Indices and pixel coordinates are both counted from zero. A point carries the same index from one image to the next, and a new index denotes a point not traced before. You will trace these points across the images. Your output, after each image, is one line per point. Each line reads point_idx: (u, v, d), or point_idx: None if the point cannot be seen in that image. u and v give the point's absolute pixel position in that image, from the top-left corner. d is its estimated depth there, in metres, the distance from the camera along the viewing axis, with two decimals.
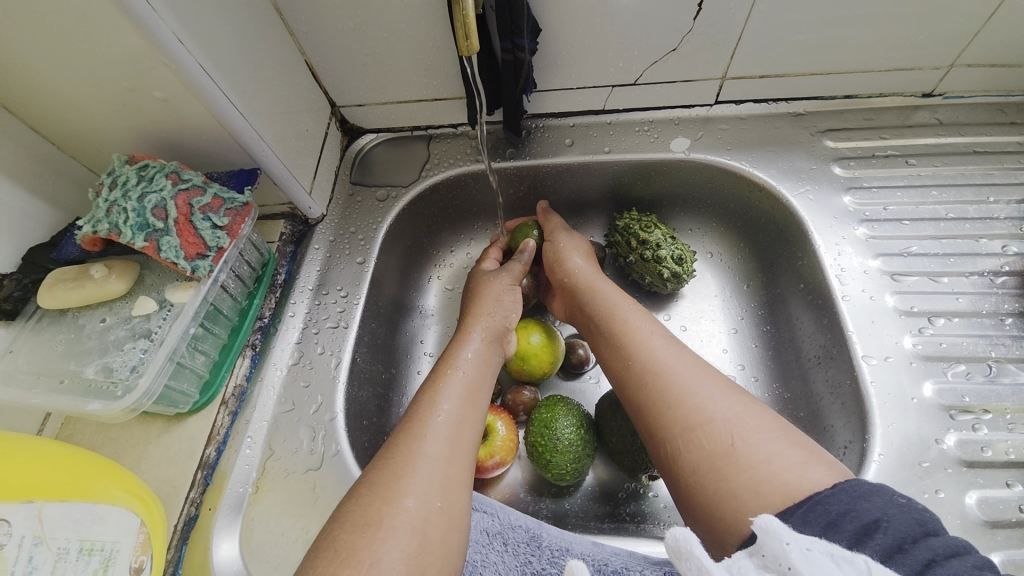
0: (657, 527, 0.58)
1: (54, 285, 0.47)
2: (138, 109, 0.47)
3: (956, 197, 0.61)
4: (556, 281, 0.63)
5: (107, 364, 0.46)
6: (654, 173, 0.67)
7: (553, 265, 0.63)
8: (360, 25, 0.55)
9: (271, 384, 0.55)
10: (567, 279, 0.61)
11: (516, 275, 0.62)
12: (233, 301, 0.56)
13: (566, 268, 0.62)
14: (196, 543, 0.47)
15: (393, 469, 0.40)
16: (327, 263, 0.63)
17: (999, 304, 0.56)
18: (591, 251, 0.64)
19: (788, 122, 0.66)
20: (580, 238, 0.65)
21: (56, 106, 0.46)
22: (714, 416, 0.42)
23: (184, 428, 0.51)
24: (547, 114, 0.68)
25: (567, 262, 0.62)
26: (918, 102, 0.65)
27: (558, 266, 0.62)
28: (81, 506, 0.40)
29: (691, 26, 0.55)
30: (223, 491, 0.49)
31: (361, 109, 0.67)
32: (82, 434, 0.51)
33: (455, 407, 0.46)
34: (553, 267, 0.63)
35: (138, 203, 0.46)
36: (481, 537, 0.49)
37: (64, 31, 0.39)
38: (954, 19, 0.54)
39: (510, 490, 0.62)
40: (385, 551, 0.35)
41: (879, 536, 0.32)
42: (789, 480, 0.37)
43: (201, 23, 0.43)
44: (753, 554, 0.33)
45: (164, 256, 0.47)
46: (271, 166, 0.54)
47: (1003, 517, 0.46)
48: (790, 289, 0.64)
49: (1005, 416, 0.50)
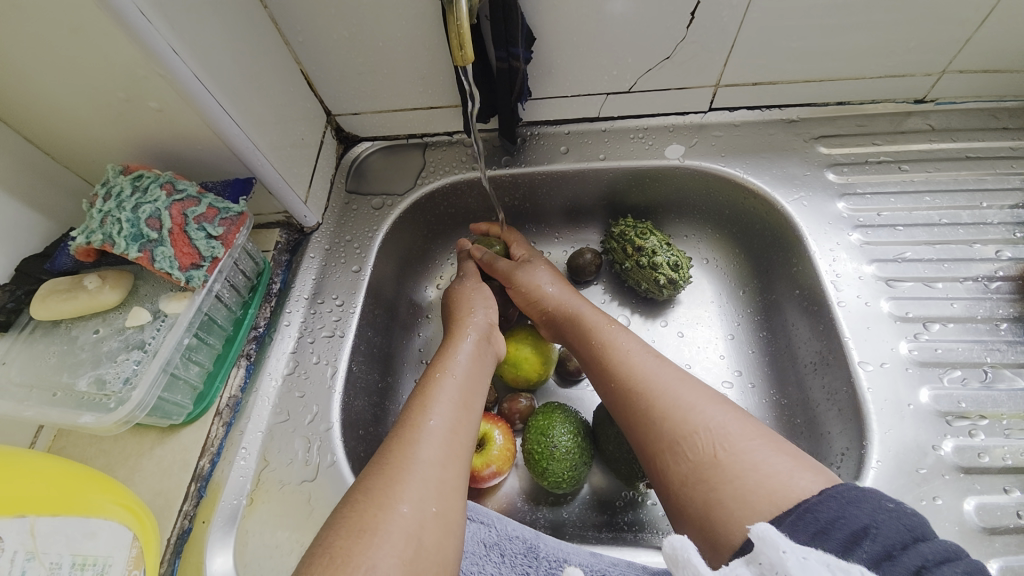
0: (655, 536, 0.57)
1: (47, 296, 0.47)
2: (133, 119, 0.47)
3: (950, 202, 0.61)
4: (534, 315, 0.62)
5: (101, 376, 0.46)
6: (650, 180, 0.68)
7: (527, 306, 0.62)
8: (355, 35, 0.55)
9: (266, 395, 0.55)
10: (544, 314, 0.61)
11: (475, 272, 0.66)
12: (227, 311, 0.56)
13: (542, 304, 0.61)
14: (189, 556, 0.46)
15: (387, 474, 0.40)
16: (322, 271, 0.63)
17: (994, 309, 0.56)
18: (561, 279, 0.63)
19: (782, 129, 0.66)
20: (541, 266, 0.63)
21: (49, 116, 0.46)
22: (700, 425, 0.42)
23: (178, 439, 0.51)
24: (542, 122, 0.68)
25: (540, 300, 0.61)
26: (911, 108, 0.65)
27: (534, 305, 0.61)
28: (73, 521, 0.39)
29: (685, 34, 0.56)
30: (217, 503, 0.49)
31: (357, 118, 0.67)
32: (74, 446, 0.50)
33: (449, 411, 0.46)
34: (528, 307, 0.62)
35: (133, 214, 0.46)
36: (477, 548, 0.48)
37: (58, 42, 0.39)
38: (945, 26, 0.54)
39: (507, 499, 0.61)
40: (380, 557, 0.35)
41: (869, 544, 0.32)
42: (777, 488, 0.37)
43: (196, 33, 0.43)
44: (750, 562, 0.33)
45: (158, 266, 0.46)
46: (265, 174, 0.54)
47: (1001, 523, 0.46)
48: (785, 296, 0.64)
49: (1002, 422, 0.50)
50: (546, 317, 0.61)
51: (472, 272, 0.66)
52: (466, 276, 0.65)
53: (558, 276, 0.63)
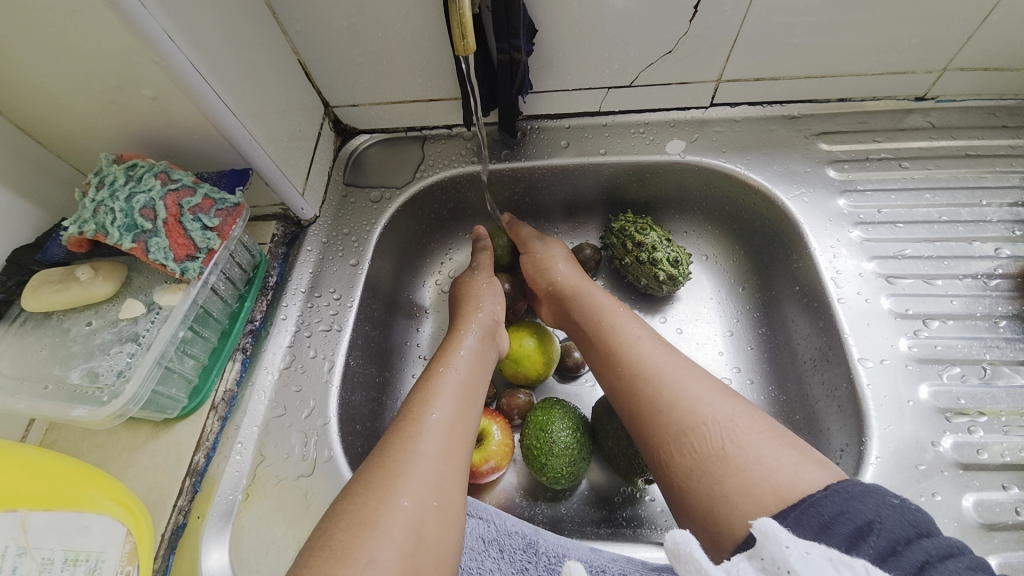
0: (654, 532, 0.57)
1: (39, 287, 0.46)
2: (128, 107, 0.46)
3: (949, 200, 0.61)
4: (542, 289, 0.62)
5: (93, 368, 0.45)
6: (650, 176, 0.67)
7: (537, 275, 0.62)
8: (354, 25, 0.55)
9: (262, 389, 0.54)
10: (551, 287, 0.61)
11: (487, 267, 0.64)
12: (223, 304, 0.55)
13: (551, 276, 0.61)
14: (183, 552, 0.46)
15: (387, 468, 0.39)
16: (320, 265, 0.62)
17: (993, 306, 0.56)
18: (574, 261, 0.63)
19: (783, 125, 0.66)
20: (560, 244, 0.64)
21: (41, 103, 0.45)
22: (706, 418, 0.42)
23: (172, 434, 0.50)
24: (542, 116, 0.68)
25: (551, 271, 0.61)
26: (911, 106, 0.65)
27: (543, 276, 0.62)
28: (65, 515, 0.38)
29: (687, 28, 0.55)
30: (212, 498, 0.48)
31: (355, 110, 0.66)
32: (67, 440, 0.50)
33: (450, 405, 0.45)
34: (538, 278, 0.62)
35: (126, 204, 0.45)
36: (476, 544, 0.48)
37: (50, 27, 0.38)
38: (946, 23, 0.54)
39: (504, 495, 0.61)
40: (379, 551, 0.34)
41: (873, 539, 0.32)
42: (781, 482, 0.36)
43: (192, 20, 0.43)
44: (752, 557, 0.33)
45: (153, 257, 0.45)
46: (262, 165, 0.53)
47: (1000, 519, 0.46)
48: (785, 292, 0.64)
49: (1000, 418, 0.51)
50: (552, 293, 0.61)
51: (486, 266, 0.64)
52: (477, 268, 0.64)
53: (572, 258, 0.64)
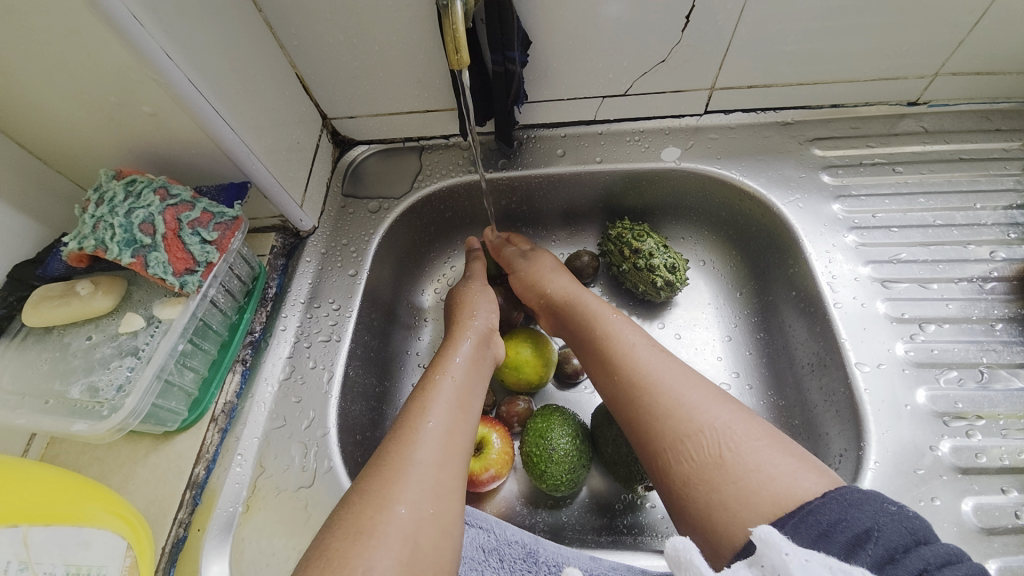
0: (655, 540, 0.57)
1: (40, 303, 0.47)
2: (126, 124, 0.46)
3: (943, 203, 0.61)
4: (535, 303, 0.63)
5: (93, 383, 0.45)
6: (646, 183, 0.68)
7: (528, 292, 0.63)
8: (351, 38, 0.55)
9: (262, 400, 0.54)
10: (543, 299, 0.61)
11: (480, 276, 0.65)
12: (222, 316, 0.55)
13: (542, 287, 0.61)
14: (184, 564, 0.46)
15: (384, 476, 0.40)
16: (318, 276, 0.62)
17: (989, 309, 0.56)
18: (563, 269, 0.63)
19: (777, 131, 0.67)
20: (546, 255, 0.64)
21: (41, 120, 0.46)
22: (703, 425, 0.42)
23: (173, 447, 0.51)
24: (538, 125, 0.68)
25: (544, 284, 0.61)
26: (904, 110, 0.65)
27: (533, 290, 0.62)
28: (66, 529, 0.38)
29: (680, 37, 0.56)
30: (212, 511, 0.48)
31: (353, 122, 0.67)
32: (67, 455, 0.50)
33: (447, 413, 0.45)
34: (529, 293, 0.63)
35: (125, 219, 0.45)
36: (476, 553, 0.48)
37: (50, 45, 0.39)
38: (937, 29, 0.55)
39: (505, 503, 0.61)
40: (378, 560, 0.34)
41: (871, 547, 0.32)
42: (779, 490, 0.37)
43: (191, 38, 0.43)
44: (751, 565, 0.33)
45: (151, 272, 0.46)
46: (261, 179, 0.54)
47: (1000, 523, 0.46)
48: (782, 297, 0.64)
49: (999, 422, 0.51)
50: (546, 304, 0.61)
51: (479, 273, 0.65)
52: (471, 276, 0.65)
53: (562, 266, 0.64)
